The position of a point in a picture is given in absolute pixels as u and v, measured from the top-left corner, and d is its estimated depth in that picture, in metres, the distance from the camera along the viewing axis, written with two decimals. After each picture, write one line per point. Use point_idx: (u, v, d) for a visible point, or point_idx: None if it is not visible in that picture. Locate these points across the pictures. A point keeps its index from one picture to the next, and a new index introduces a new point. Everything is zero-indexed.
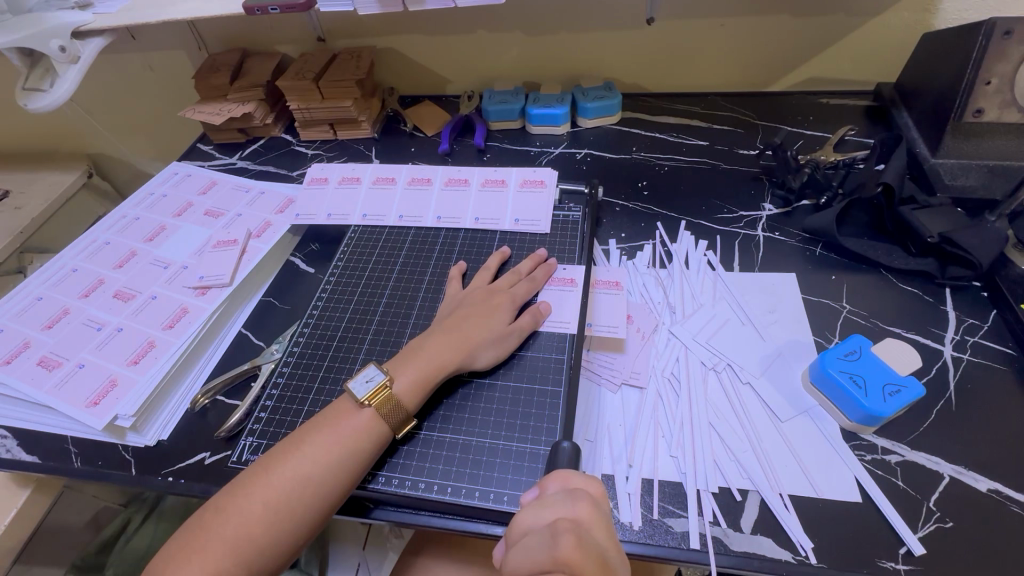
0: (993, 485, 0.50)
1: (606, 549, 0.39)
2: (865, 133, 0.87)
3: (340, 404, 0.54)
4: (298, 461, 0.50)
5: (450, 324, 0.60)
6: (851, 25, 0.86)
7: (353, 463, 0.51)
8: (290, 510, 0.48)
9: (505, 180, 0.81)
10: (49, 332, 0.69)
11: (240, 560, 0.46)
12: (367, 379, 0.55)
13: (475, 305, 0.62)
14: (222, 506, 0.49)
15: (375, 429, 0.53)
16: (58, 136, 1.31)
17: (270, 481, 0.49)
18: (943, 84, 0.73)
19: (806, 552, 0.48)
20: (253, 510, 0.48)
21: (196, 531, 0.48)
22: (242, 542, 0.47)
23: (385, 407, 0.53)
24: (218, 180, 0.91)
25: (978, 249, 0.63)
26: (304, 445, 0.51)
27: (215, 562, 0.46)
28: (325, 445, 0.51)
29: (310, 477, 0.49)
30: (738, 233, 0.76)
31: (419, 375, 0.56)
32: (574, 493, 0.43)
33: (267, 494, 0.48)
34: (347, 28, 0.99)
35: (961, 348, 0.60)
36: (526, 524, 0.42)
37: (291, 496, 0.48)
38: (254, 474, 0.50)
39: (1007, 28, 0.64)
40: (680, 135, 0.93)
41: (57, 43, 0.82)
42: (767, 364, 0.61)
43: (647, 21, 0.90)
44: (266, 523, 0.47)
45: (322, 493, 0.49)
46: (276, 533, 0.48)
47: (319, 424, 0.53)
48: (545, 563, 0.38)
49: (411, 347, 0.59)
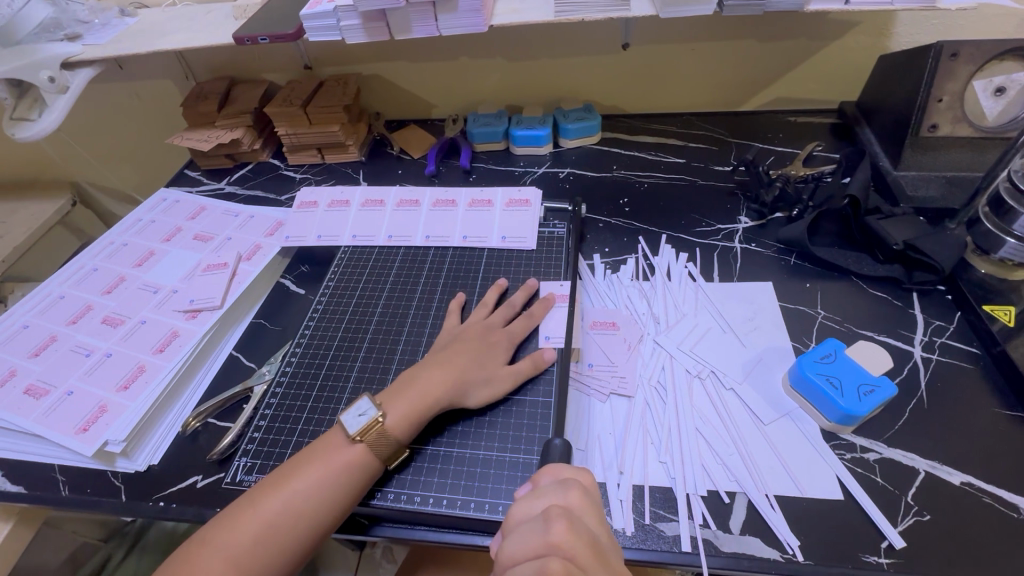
0: (965, 478, 0.53)
1: (598, 535, 0.40)
2: (831, 148, 0.92)
3: (330, 439, 0.54)
4: (290, 495, 0.50)
5: (444, 357, 0.60)
6: (813, 48, 0.92)
7: (342, 498, 0.51)
8: (278, 545, 0.49)
9: (491, 199, 0.83)
10: (36, 360, 0.69)
11: None
12: (359, 413, 0.55)
13: (473, 338, 0.62)
14: (212, 537, 0.49)
15: (366, 464, 0.53)
16: (39, 166, 1.31)
17: (262, 513, 0.49)
18: (899, 102, 0.78)
19: (792, 549, 0.49)
20: (242, 545, 0.48)
21: (185, 563, 0.48)
22: (230, 574, 0.47)
23: (376, 445, 0.53)
24: (207, 205, 0.91)
25: (941, 255, 0.67)
26: (297, 477, 0.51)
27: None
28: (315, 480, 0.51)
29: (299, 512, 0.50)
30: (716, 245, 0.79)
31: (410, 409, 0.55)
32: (564, 482, 0.44)
33: (256, 529, 0.49)
34: (334, 57, 1.02)
35: (929, 349, 0.63)
36: (520, 514, 0.42)
37: (283, 530, 0.49)
38: (241, 508, 0.50)
39: (953, 50, 0.70)
40: (659, 153, 0.97)
41: (46, 74, 0.83)
42: (749, 370, 0.63)
43: (622, 46, 0.95)
44: (257, 556, 0.48)
45: (311, 527, 0.50)
46: (263, 567, 0.48)
47: (309, 458, 0.53)
48: (538, 547, 0.38)
49: (404, 379, 0.58)
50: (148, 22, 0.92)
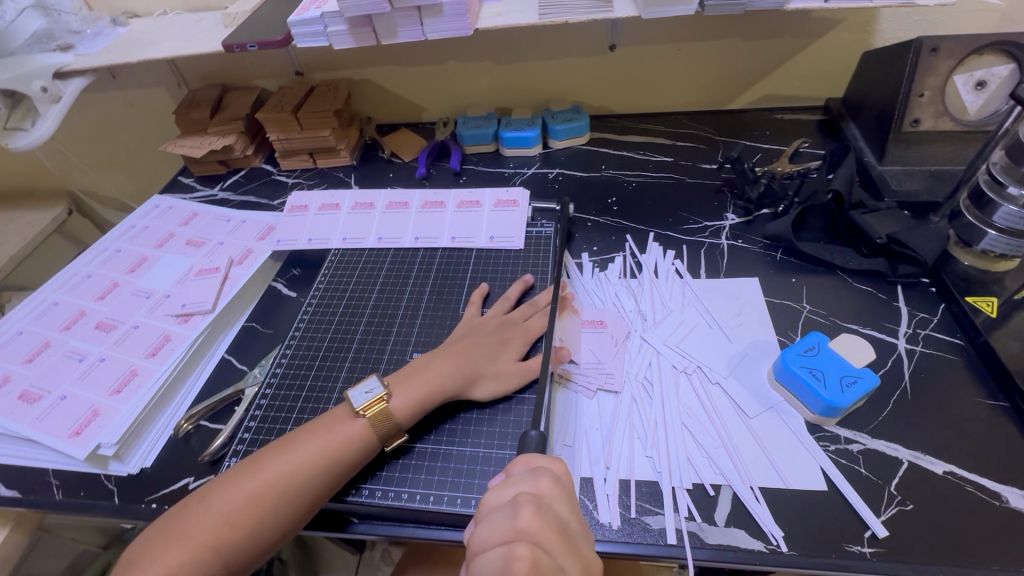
0: (948, 467, 0.53)
1: (566, 520, 0.41)
2: (818, 144, 0.93)
3: (334, 413, 0.56)
4: (289, 460, 0.52)
5: (458, 348, 0.62)
6: (797, 46, 0.93)
7: (337, 469, 0.52)
8: (269, 508, 0.50)
9: (480, 200, 0.84)
10: (30, 365, 0.70)
11: (219, 545, 0.48)
12: (366, 390, 0.56)
13: (484, 332, 0.64)
14: (210, 494, 0.51)
15: (365, 440, 0.54)
16: (35, 176, 1.32)
17: (260, 475, 0.51)
18: (882, 97, 0.79)
19: (777, 540, 0.50)
20: (237, 502, 0.50)
21: (181, 517, 0.50)
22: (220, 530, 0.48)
23: (377, 423, 0.55)
24: (199, 211, 0.92)
25: (923, 248, 0.67)
26: (297, 446, 0.53)
27: (197, 544, 0.48)
28: (314, 447, 0.53)
29: (293, 477, 0.51)
30: (703, 242, 0.80)
31: (416, 397, 0.57)
32: (536, 470, 0.43)
33: (251, 489, 0.50)
34: (324, 62, 1.04)
35: (913, 341, 0.64)
36: (492, 501, 0.42)
37: (277, 492, 0.50)
38: (242, 469, 0.52)
39: (933, 45, 0.71)
40: (646, 152, 0.98)
41: (38, 84, 0.85)
42: (734, 365, 0.64)
43: (609, 47, 0.96)
44: (249, 515, 0.49)
45: (302, 495, 0.51)
46: (254, 527, 0.49)
47: (312, 428, 0.54)
48: (506, 533, 0.39)
49: (413, 365, 0.60)
50: (140, 31, 0.93)
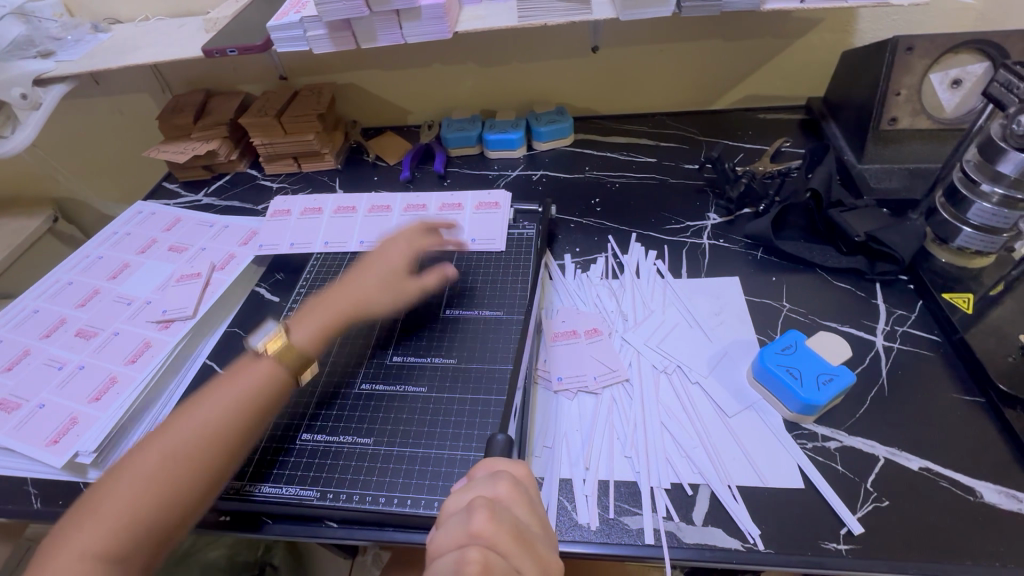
0: (923, 462, 0.54)
1: (524, 522, 0.41)
2: (800, 144, 0.94)
3: (240, 361, 0.59)
4: (197, 411, 0.53)
5: (348, 279, 0.68)
6: (779, 46, 0.93)
7: (254, 406, 0.55)
8: (188, 457, 0.50)
9: (462, 203, 0.84)
10: (8, 374, 0.69)
11: (144, 503, 0.47)
12: (265, 331, 0.61)
13: (384, 251, 0.70)
14: (115, 468, 0.49)
15: (273, 373, 0.57)
16: (20, 183, 1.31)
17: (169, 432, 0.51)
18: (861, 96, 0.80)
19: (753, 538, 0.50)
20: (151, 462, 0.49)
21: (89, 499, 0.47)
22: (143, 492, 0.48)
23: (285, 355, 0.59)
24: (182, 216, 0.92)
25: (901, 245, 0.68)
26: (201, 399, 0.54)
27: (117, 513, 0.46)
28: (224, 395, 0.54)
29: (209, 422, 0.52)
30: (685, 242, 0.80)
31: (318, 327, 0.63)
32: (495, 474, 0.44)
33: (166, 444, 0.50)
34: (308, 66, 1.04)
35: (891, 337, 0.64)
36: (450, 507, 0.43)
37: (193, 441, 0.51)
38: (150, 434, 0.52)
39: (908, 44, 0.72)
40: (630, 153, 0.98)
41: (18, 90, 0.85)
42: (714, 364, 0.64)
43: (592, 49, 0.96)
44: (168, 468, 0.49)
45: (221, 438, 0.52)
46: (178, 479, 0.49)
47: (217, 382, 0.56)
48: (461, 537, 0.39)
49: (308, 307, 0.65)
50: (121, 38, 0.93)
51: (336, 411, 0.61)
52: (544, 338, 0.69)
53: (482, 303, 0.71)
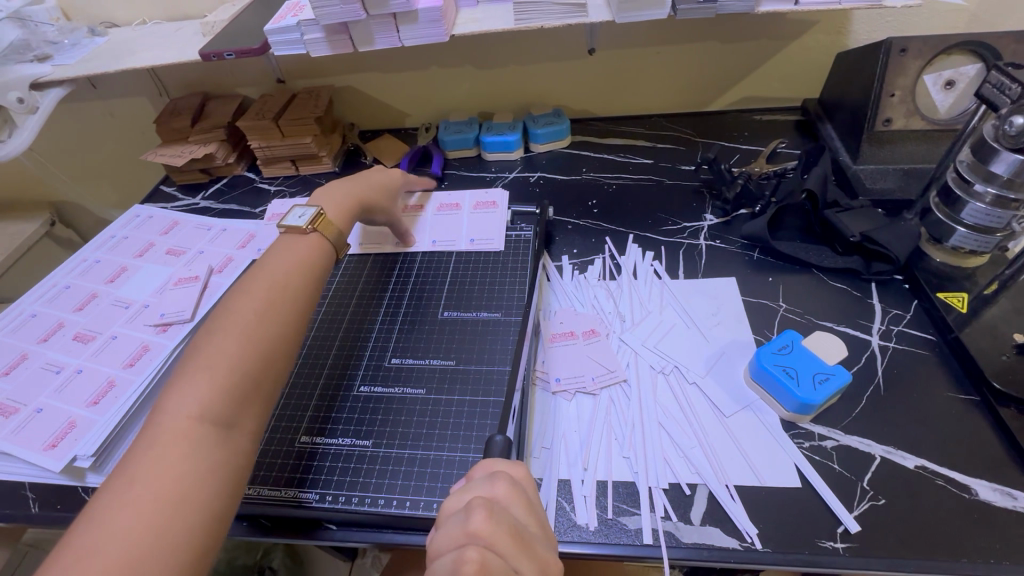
0: (919, 461, 0.54)
1: (522, 522, 0.41)
2: (795, 144, 0.94)
3: (286, 239, 0.62)
4: (268, 275, 0.57)
5: (353, 181, 0.73)
6: (774, 48, 0.94)
7: (315, 277, 0.60)
8: (281, 309, 0.55)
9: (460, 203, 0.85)
10: (5, 379, 0.69)
11: (258, 347, 0.52)
12: (299, 214, 0.64)
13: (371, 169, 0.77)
14: (210, 333, 0.52)
15: (321, 245, 0.63)
16: (17, 187, 1.31)
17: (252, 295, 0.55)
18: (855, 97, 0.80)
19: (751, 538, 0.50)
20: (251, 320, 0.53)
21: (198, 360, 0.50)
22: (250, 344, 0.51)
23: (328, 231, 0.64)
24: (180, 219, 0.92)
25: (895, 245, 0.68)
26: (264, 269, 0.58)
27: (236, 357, 0.50)
28: (286, 266, 0.59)
29: (284, 283, 0.57)
30: (682, 242, 0.80)
31: (343, 207, 0.68)
32: (493, 474, 0.44)
33: (253, 311, 0.54)
34: (305, 69, 1.04)
35: (887, 337, 0.65)
36: (450, 507, 0.42)
37: (277, 298, 0.55)
38: (231, 302, 0.54)
39: (902, 46, 0.72)
40: (627, 155, 0.98)
41: (15, 94, 0.85)
42: (711, 364, 0.64)
43: (588, 51, 0.96)
44: (266, 319, 0.54)
45: (299, 291, 0.58)
46: (277, 327, 0.54)
47: (268, 261, 0.59)
48: (459, 537, 0.38)
49: (324, 195, 0.69)
50: (118, 41, 0.93)
51: (335, 412, 0.62)
52: (541, 339, 0.69)
53: (478, 304, 0.71)
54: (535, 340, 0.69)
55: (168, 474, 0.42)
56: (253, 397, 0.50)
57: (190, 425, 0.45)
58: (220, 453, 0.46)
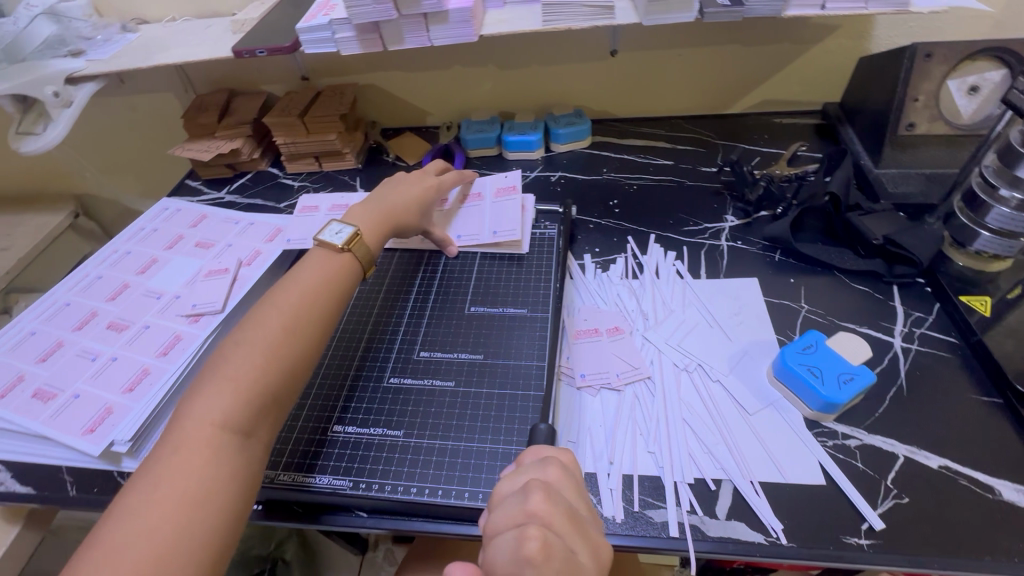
0: (943, 461, 0.55)
1: (574, 505, 0.42)
2: (815, 148, 0.95)
3: (320, 254, 0.64)
4: (297, 291, 0.58)
5: (384, 195, 0.73)
6: (796, 52, 0.94)
7: (341, 294, 0.61)
8: (305, 327, 0.56)
9: (482, 192, 0.84)
10: (43, 365, 0.71)
11: (276, 365, 0.53)
12: (335, 232, 0.66)
13: (405, 181, 0.77)
14: (236, 342, 0.54)
15: (348, 265, 0.63)
16: (42, 179, 1.33)
17: (280, 309, 0.56)
18: (878, 101, 0.81)
19: (776, 533, 0.51)
20: (276, 335, 0.54)
21: (220, 368, 0.51)
22: (272, 358, 0.53)
23: (360, 249, 0.65)
24: (208, 213, 0.94)
25: (919, 249, 0.69)
26: (295, 284, 0.59)
27: (257, 370, 0.51)
28: (317, 283, 0.60)
29: (312, 300, 0.58)
30: (703, 243, 0.81)
31: (374, 228, 0.69)
32: (545, 459, 0.46)
33: (281, 326, 0.55)
34: (330, 67, 1.05)
35: (909, 339, 0.65)
36: (504, 490, 0.44)
37: (304, 314, 0.57)
38: (259, 314, 0.56)
39: (927, 51, 0.73)
40: (647, 156, 0.99)
41: (51, 89, 0.87)
42: (734, 363, 0.65)
43: (610, 52, 0.97)
44: (289, 337, 0.55)
45: (326, 310, 0.59)
46: (299, 345, 0.55)
47: (301, 274, 0.61)
48: (518, 517, 0.40)
49: (358, 212, 0.70)
50: (149, 37, 0.95)
51: (367, 402, 0.63)
52: (566, 335, 0.70)
53: (505, 300, 0.73)
54: (561, 341, 0.69)
55: (188, 482, 0.44)
56: (269, 412, 0.51)
57: (214, 435, 0.47)
58: (237, 466, 0.47)
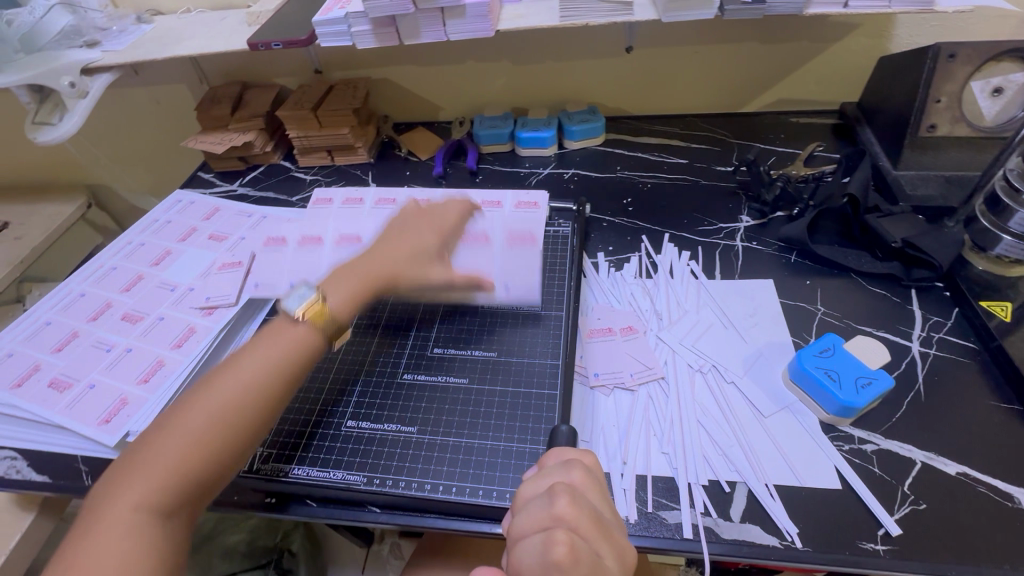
0: (960, 468, 0.54)
1: (599, 508, 0.42)
2: (832, 148, 0.94)
3: (276, 323, 0.57)
4: (238, 372, 0.52)
5: (378, 250, 0.65)
6: (814, 51, 0.93)
7: (286, 377, 0.53)
8: (235, 418, 0.49)
9: (501, 201, 0.80)
10: (58, 355, 0.71)
11: (192, 464, 0.47)
12: (299, 296, 0.58)
13: (407, 229, 0.67)
14: (161, 427, 0.48)
15: (311, 340, 0.56)
16: (56, 169, 1.34)
17: (216, 391, 0.50)
18: (898, 102, 0.80)
19: (791, 537, 0.51)
20: (204, 423, 0.48)
21: (137, 456, 0.47)
22: (193, 452, 0.47)
23: (321, 320, 0.57)
24: (221, 206, 0.94)
25: (939, 252, 0.68)
26: (241, 360, 0.53)
27: (170, 469, 0.46)
28: (260, 363, 0.52)
29: (251, 384, 0.51)
30: (718, 243, 0.81)
31: (351, 294, 0.60)
32: (568, 462, 0.46)
33: (208, 417, 0.49)
34: (343, 60, 1.05)
35: (927, 344, 0.65)
36: (528, 493, 0.44)
37: (240, 400, 0.50)
38: (194, 394, 0.50)
39: (951, 52, 0.72)
40: (662, 154, 0.98)
41: (67, 79, 0.87)
42: (749, 365, 0.65)
43: (626, 49, 0.96)
44: (216, 429, 0.48)
45: (267, 395, 0.52)
46: (225, 438, 0.49)
47: (250, 348, 0.54)
48: (544, 521, 0.41)
49: (342, 269, 0.63)
50: (165, 29, 0.95)
51: (380, 399, 0.63)
52: (579, 334, 0.70)
53: None
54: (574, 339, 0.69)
55: None
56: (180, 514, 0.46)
57: (130, 520, 0.43)
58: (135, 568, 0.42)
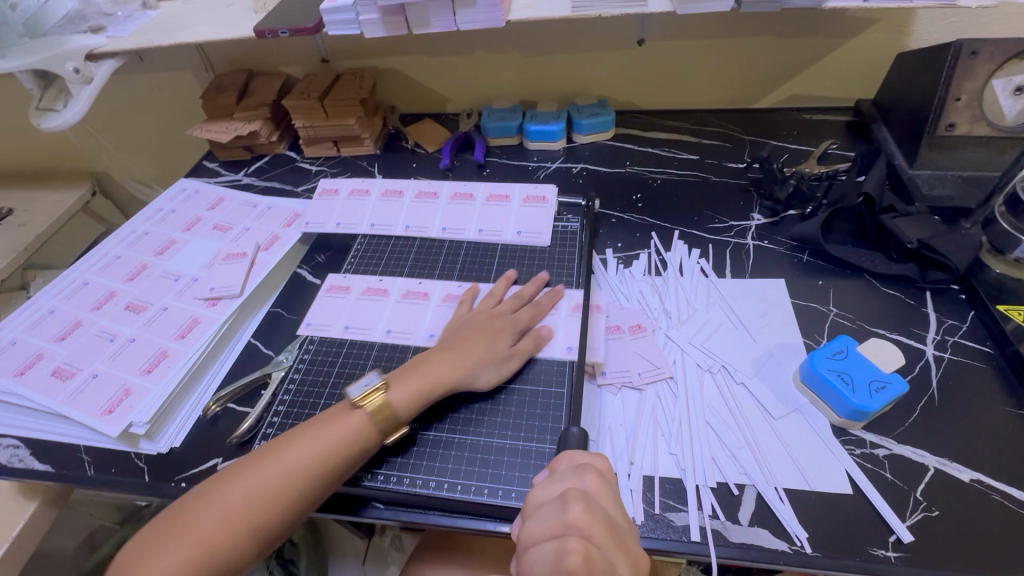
0: (974, 475, 0.53)
1: (612, 515, 0.42)
2: (846, 146, 0.92)
3: (335, 407, 0.57)
4: (286, 458, 0.52)
5: (456, 343, 0.62)
6: (830, 46, 0.91)
7: (331, 468, 0.53)
8: (271, 504, 0.50)
9: (509, 195, 0.84)
10: (62, 343, 0.71)
11: (219, 545, 0.48)
12: (365, 384, 0.58)
13: (481, 326, 0.64)
14: (205, 495, 0.51)
15: (367, 438, 0.55)
16: (61, 156, 1.33)
17: (261, 473, 0.52)
18: (916, 100, 0.78)
19: (801, 541, 0.50)
20: (238, 501, 0.50)
21: (179, 516, 0.50)
22: (225, 528, 0.49)
23: (377, 412, 0.56)
24: (225, 196, 0.93)
25: (956, 255, 0.67)
26: (293, 441, 0.54)
27: (201, 543, 0.48)
28: (307, 452, 0.53)
29: (293, 474, 0.52)
30: (729, 241, 0.79)
31: (415, 391, 0.57)
32: (581, 466, 0.45)
33: (247, 493, 0.51)
34: (350, 50, 1.03)
35: (942, 347, 0.64)
36: (539, 498, 0.44)
37: (282, 488, 0.51)
38: (244, 465, 0.53)
39: (973, 49, 0.69)
40: (672, 150, 0.97)
41: (71, 65, 0.86)
42: (759, 365, 0.64)
43: (638, 42, 0.95)
44: (249, 510, 0.50)
45: (308, 487, 0.52)
46: (259, 523, 0.50)
47: (303, 432, 0.55)
48: (557, 528, 0.40)
49: (414, 361, 0.61)
50: (170, 15, 0.93)
51: None
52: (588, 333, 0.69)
53: None
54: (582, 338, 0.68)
55: None
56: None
57: None
58: None
